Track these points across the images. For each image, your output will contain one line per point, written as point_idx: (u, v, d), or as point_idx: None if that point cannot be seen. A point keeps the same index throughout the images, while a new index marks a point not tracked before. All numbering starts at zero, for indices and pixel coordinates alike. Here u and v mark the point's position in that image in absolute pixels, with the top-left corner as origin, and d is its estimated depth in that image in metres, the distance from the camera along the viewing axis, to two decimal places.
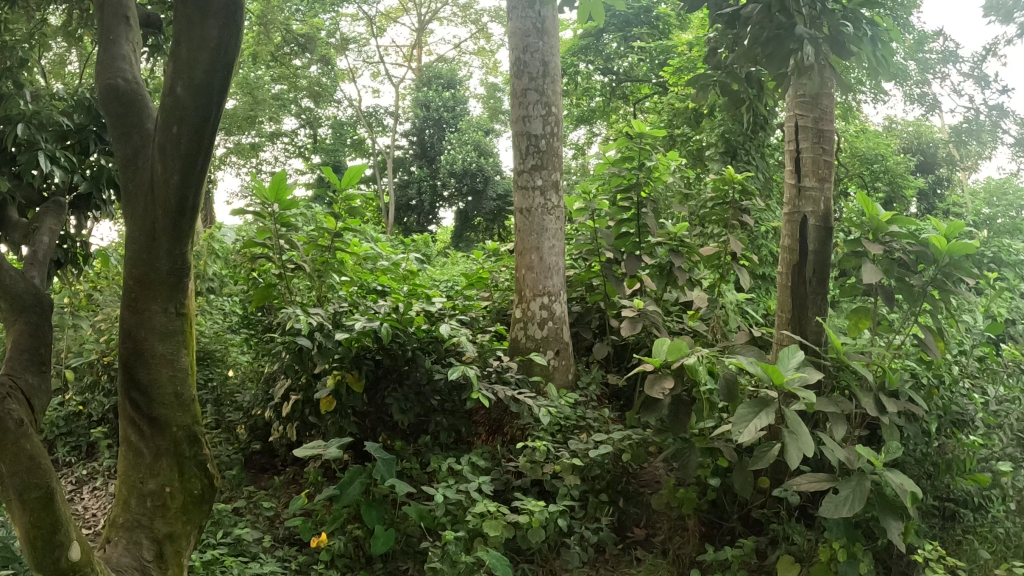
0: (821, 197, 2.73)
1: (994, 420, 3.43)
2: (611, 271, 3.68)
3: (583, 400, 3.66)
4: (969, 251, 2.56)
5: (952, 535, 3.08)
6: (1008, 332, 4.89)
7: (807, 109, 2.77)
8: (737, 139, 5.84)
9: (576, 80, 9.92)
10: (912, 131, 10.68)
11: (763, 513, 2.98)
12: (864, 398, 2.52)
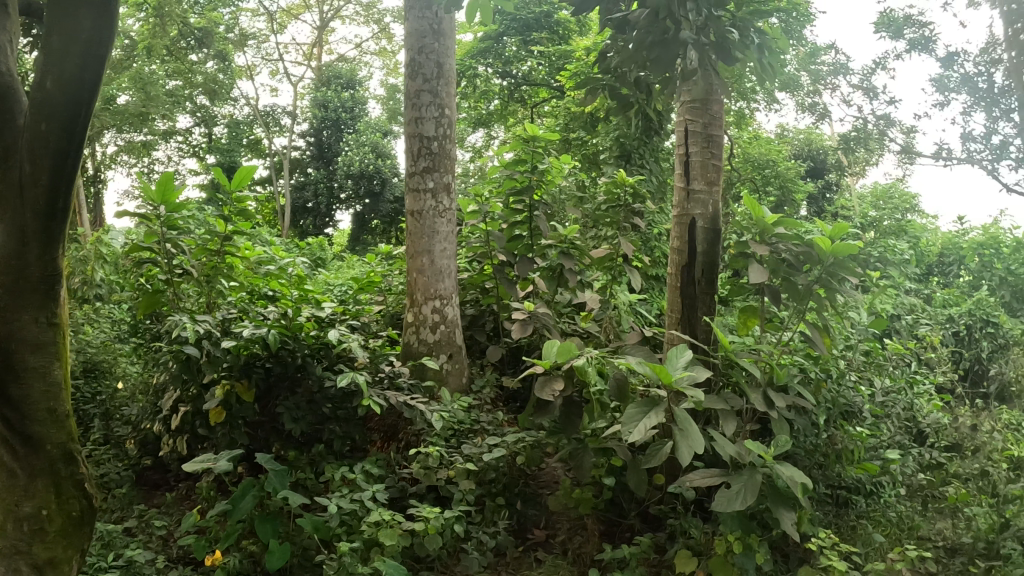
0: (709, 201, 2.80)
1: (882, 411, 3.57)
2: (503, 274, 3.88)
3: (476, 404, 3.69)
4: (853, 252, 2.62)
5: (847, 522, 3.19)
6: (893, 326, 5.14)
7: (697, 114, 2.83)
8: (631, 144, 5.95)
9: (475, 83, 10.02)
10: (803, 138, 11.69)
11: (660, 509, 3.03)
12: (753, 395, 2.56)
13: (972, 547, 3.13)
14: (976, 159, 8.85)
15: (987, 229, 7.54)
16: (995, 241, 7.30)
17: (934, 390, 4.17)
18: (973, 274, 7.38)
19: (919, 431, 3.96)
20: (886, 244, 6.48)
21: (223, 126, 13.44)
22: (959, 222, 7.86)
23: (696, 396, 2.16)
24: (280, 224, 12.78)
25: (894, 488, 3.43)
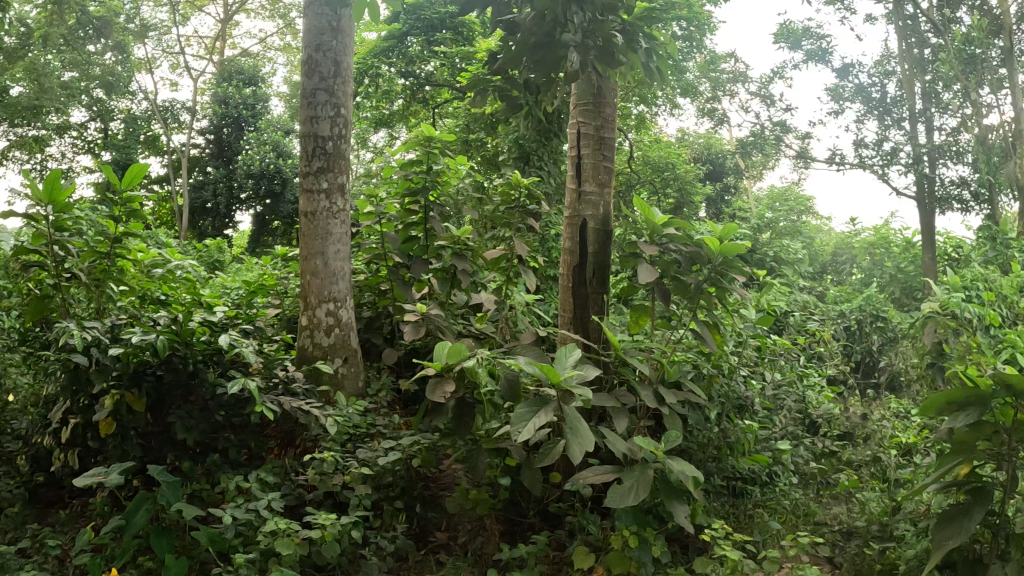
0: (599, 203, 2.93)
1: (771, 404, 3.74)
2: (398, 274, 3.88)
3: (373, 407, 3.67)
4: (739, 251, 2.73)
5: (744, 511, 3.31)
6: (782, 321, 5.40)
7: (590, 117, 2.95)
8: (530, 146, 6.00)
9: (377, 82, 9.82)
10: (703, 142, 12.30)
11: (559, 506, 3.09)
12: (643, 391, 2.64)
13: (867, 529, 3.20)
14: (868, 164, 9.38)
15: (876, 229, 7.97)
16: (886, 241, 7.75)
17: (823, 381, 4.38)
18: (864, 272, 7.88)
19: (812, 421, 4.13)
20: (782, 246, 7.04)
21: (119, 120, 12.82)
22: (852, 223, 8.29)
23: (582, 393, 2.28)
24: (177, 225, 12.25)
25: (786, 477, 3.57)
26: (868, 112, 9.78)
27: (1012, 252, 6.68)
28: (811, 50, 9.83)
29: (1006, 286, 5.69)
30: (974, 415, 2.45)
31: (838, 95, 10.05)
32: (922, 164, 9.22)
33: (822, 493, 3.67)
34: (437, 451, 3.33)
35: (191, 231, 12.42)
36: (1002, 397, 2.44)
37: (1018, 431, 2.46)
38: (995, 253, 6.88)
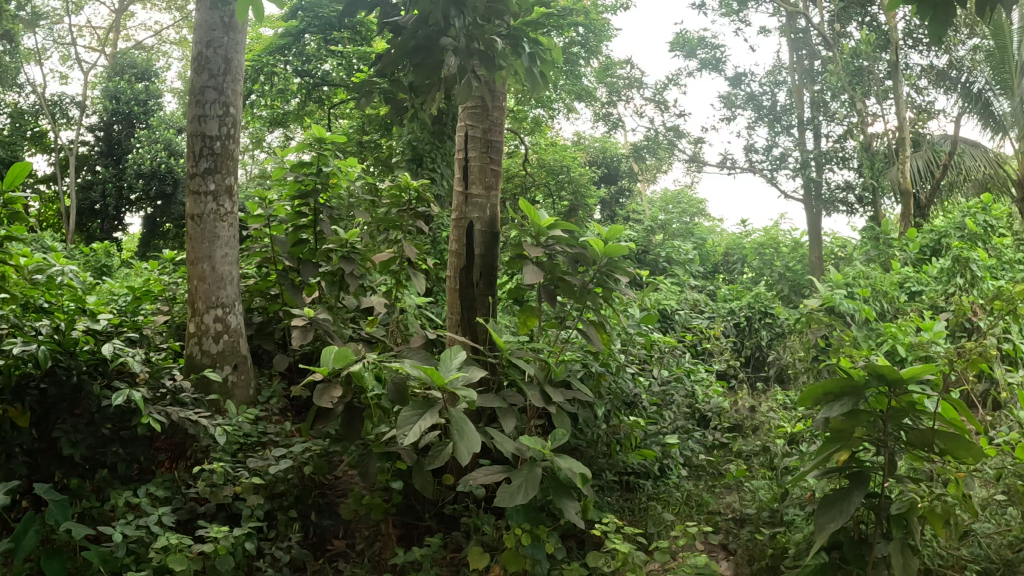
0: (485, 205, 3.16)
1: (658, 400, 3.89)
2: (287, 279, 3.80)
3: (264, 415, 3.61)
4: (621, 252, 2.84)
5: (640, 504, 3.40)
6: (666, 317, 5.68)
7: (478, 121, 3.19)
8: (424, 148, 6.39)
9: (273, 80, 9.56)
10: (598, 147, 12.38)
11: (455, 508, 3.10)
12: (529, 390, 2.74)
13: (758, 516, 3.34)
14: (758, 169, 9.87)
15: (767, 230, 8.39)
16: (775, 241, 8.18)
17: (711, 376, 4.57)
18: (755, 272, 8.15)
19: (703, 415, 4.24)
20: (674, 247, 7.95)
21: (3, 113, 12.01)
22: (743, 225, 8.67)
23: (466, 395, 2.39)
24: (63, 228, 11.55)
25: (675, 469, 3.67)
26: (759, 119, 10.39)
27: (891, 251, 7.14)
28: (705, 58, 10.26)
29: (883, 282, 6.07)
30: (849, 403, 2.58)
31: (731, 103, 10.57)
32: (809, 168, 9.84)
33: (714, 484, 3.80)
34: (329, 457, 3.27)
35: (79, 233, 11.74)
36: (873, 386, 2.57)
37: (892, 419, 2.62)
38: (876, 252, 7.33)
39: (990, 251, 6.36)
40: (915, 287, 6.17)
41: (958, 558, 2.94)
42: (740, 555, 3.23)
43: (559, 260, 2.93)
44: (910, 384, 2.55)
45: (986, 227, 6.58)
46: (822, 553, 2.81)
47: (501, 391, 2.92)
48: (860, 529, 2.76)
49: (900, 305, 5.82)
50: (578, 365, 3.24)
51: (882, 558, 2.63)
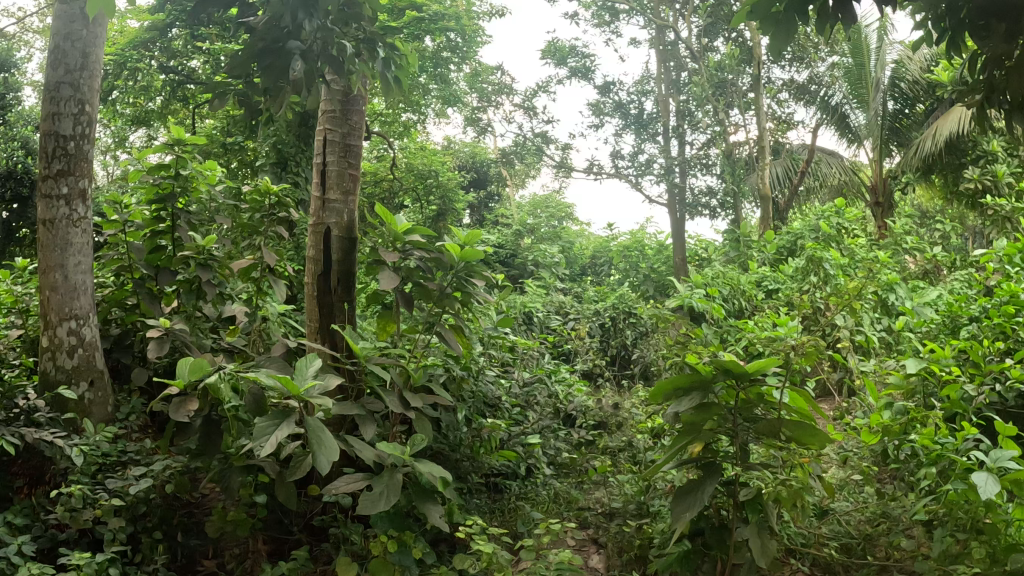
0: (343, 210, 3.26)
1: (517, 402, 4.01)
2: (143, 287, 3.66)
3: (126, 433, 3.38)
4: (475, 256, 2.98)
5: (508, 506, 3.50)
6: (533, 318, 5.89)
7: (336, 125, 3.32)
8: (289, 151, 6.28)
9: (134, 75, 8.98)
10: (467, 152, 12.42)
11: (322, 520, 3.03)
12: (389, 397, 2.85)
13: (625, 509, 3.47)
14: (624, 175, 10.22)
15: (633, 233, 8.79)
16: (639, 244, 8.60)
17: (569, 376, 4.72)
18: (621, 273, 8.49)
19: (569, 414, 4.35)
20: (541, 250, 8.44)
21: None
22: (609, 229, 9.02)
23: (321, 402, 2.44)
24: None
25: (536, 467, 3.80)
26: (626, 126, 10.83)
27: (750, 252, 7.60)
28: (575, 66, 10.60)
29: (741, 281, 6.50)
30: (696, 398, 2.72)
31: (600, 110, 10.94)
32: (673, 174, 10.27)
33: (581, 482, 3.86)
34: (190, 474, 3.11)
35: None
36: (720, 380, 2.72)
37: (743, 411, 2.77)
38: (736, 253, 7.81)
39: (841, 252, 6.84)
40: (772, 285, 6.60)
41: (819, 536, 3.10)
42: (609, 548, 3.33)
43: (413, 265, 3.05)
44: (754, 378, 2.70)
45: (837, 229, 7.02)
46: (683, 540, 2.97)
47: (361, 398, 2.98)
48: (720, 514, 2.90)
49: (758, 302, 6.25)
50: (441, 368, 3.35)
51: (742, 541, 2.81)
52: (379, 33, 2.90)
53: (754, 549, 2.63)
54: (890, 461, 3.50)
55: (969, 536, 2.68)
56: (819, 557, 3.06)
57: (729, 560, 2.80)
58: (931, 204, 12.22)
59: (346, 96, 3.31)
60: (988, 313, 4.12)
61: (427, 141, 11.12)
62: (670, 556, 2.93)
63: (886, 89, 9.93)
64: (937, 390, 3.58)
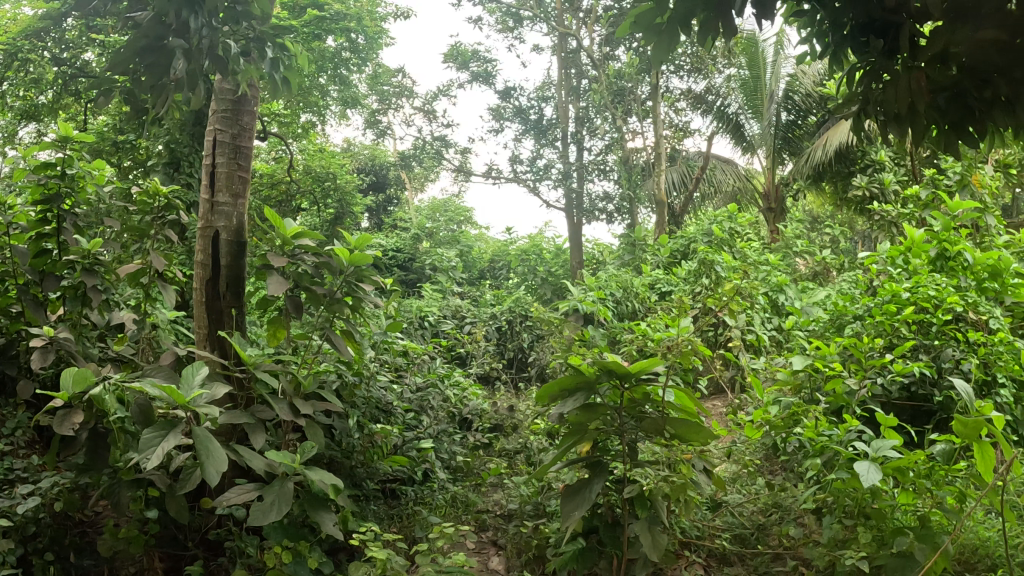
0: (232, 213, 3.19)
1: (410, 407, 4.00)
2: (28, 294, 3.45)
3: (9, 450, 3.18)
4: (365, 259, 3.02)
5: (404, 511, 3.49)
6: (430, 322, 5.97)
7: (227, 125, 3.23)
8: (183, 150, 6.06)
9: (16, 65, 8.42)
10: (367, 155, 12.72)
11: (215, 533, 2.93)
12: (278, 405, 2.85)
13: (522, 510, 3.53)
14: (522, 178, 10.89)
15: (531, 237, 8.93)
16: (536, 246, 8.75)
17: (463, 380, 4.76)
18: (519, 277, 8.54)
19: (466, 417, 4.52)
20: (438, 255, 8.75)
21: None
22: (508, 233, 9.14)
23: (207, 412, 2.37)
24: None
25: (432, 472, 3.82)
26: (525, 131, 11.01)
27: (643, 255, 7.88)
28: (477, 71, 10.73)
29: (635, 284, 6.74)
30: (581, 398, 2.78)
31: (501, 115, 11.06)
32: (571, 179, 10.60)
33: (480, 484, 4.02)
34: (81, 491, 2.96)
35: None
36: (604, 381, 2.78)
37: (629, 410, 2.87)
38: (631, 256, 8.07)
39: (733, 255, 7.16)
40: (666, 287, 6.86)
41: (713, 528, 3.29)
42: (511, 550, 3.40)
43: (302, 270, 3.03)
44: (638, 378, 2.78)
45: (729, 233, 7.36)
46: (579, 538, 3.04)
47: (251, 406, 2.97)
48: (614, 512, 3.03)
49: (649, 302, 6.49)
50: (333, 374, 3.38)
51: (635, 536, 2.93)
52: (270, 34, 2.86)
53: (643, 542, 2.75)
54: (784, 452, 3.69)
55: (857, 522, 2.79)
56: (713, 548, 3.23)
57: (624, 555, 2.90)
58: (819, 208, 12.95)
59: (237, 96, 3.24)
60: (872, 312, 4.36)
61: (327, 143, 10.98)
62: (565, 555, 2.95)
63: (780, 100, 10.43)
64: (821, 384, 3.78)
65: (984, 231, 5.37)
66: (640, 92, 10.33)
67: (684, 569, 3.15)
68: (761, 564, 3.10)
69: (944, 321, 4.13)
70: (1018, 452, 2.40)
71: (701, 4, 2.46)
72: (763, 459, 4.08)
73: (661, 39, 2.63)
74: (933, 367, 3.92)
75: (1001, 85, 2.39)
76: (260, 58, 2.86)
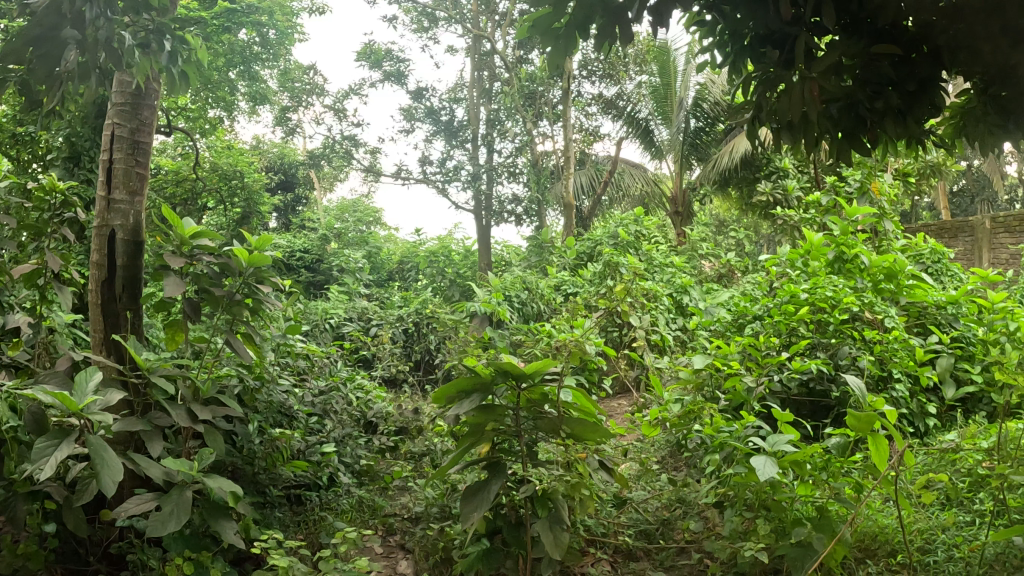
0: (129, 211, 3.22)
1: (311, 412, 4.04)
2: None
3: None
4: (264, 261, 3.23)
5: (310, 517, 3.54)
6: (334, 327, 6.03)
7: (126, 118, 3.24)
8: (83, 145, 5.79)
9: None
10: (276, 153, 12.60)
11: (116, 546, 2.82)
12: (175, 411, 2.94)
13: (428, 513, 3.59)
14: (431, 179, 10.90)
15: (440, 239, 8.85)
16: (445, 250, 8.59)
17: (368, 383, 4.81)
18: (427, 279, 8.48)
19: (370, 421, 4.55)
20: (344, 257, 8.85)
21: None
22: (417, 234, 9.10)
23: (102, 419, 2.33)
24: None
25: (337, 476, 3.85)
26: (436, 132, 10.88)
27: (549, 257, 8.01)
28: (390, 71, 10.70)
29: (539, 286, 6.89)
30: (476, 399, 2.75)
31: (411, 115, 10.96)
32: (481, 181, 10.58)
33: (385, 488, 4.02)
34: None
35: None
36: (500, 382, 2.76)
37: (528, 407, 2.83)
38: (537, 258, 8.16)
39: (638, 257, 7.38)
40: (571, 288, 7.02)
41: (617, 525, 3.40)
42: (418, 553, 3.39)
43: (201, 270, 3.20)
44: (535, 378, 2.75)
45: (634, 236, 7.62)
46: (484, 539, 3.00)
47: (148, 412, 3.05)
48: (518, 512, 3.00)
49: (554, 303, 6.65)
50: (235, 378, 3.48)
51: (538, 536, 2.91)
52: (171, 25, 2.83)
53: (543, 543, 2.70)
54: (688, 448, 3.81)
55: (757, 514, 2.86)
56: (619, 545, 3.32)
57: (528, 554, 2.87)
58: (725, 213, 13.50)
59: (137, 91, 3.25)
60: (771, 312, 4.56)
61: (235, 140, 10.69)
62: (471, 556, 2.93)
63: (688, 107, 10.67)
64: (722, 382, 3.92)
65: (881, 236, 5.64)
66: (552, 96, 10.68)
67: (590, 566, 3.22)
68: (666, 558, 3.19)
69: (841, 320, 4.35)
70: (907, 443, 2.50)
71: (600, 9, 2.49)
72: (668, 455, 4.17)
73: (558, 43, 2.65)
74: (830, 364, 4.11)
75: (891, 97, 2.56)
76: (159, 49, 2.82)
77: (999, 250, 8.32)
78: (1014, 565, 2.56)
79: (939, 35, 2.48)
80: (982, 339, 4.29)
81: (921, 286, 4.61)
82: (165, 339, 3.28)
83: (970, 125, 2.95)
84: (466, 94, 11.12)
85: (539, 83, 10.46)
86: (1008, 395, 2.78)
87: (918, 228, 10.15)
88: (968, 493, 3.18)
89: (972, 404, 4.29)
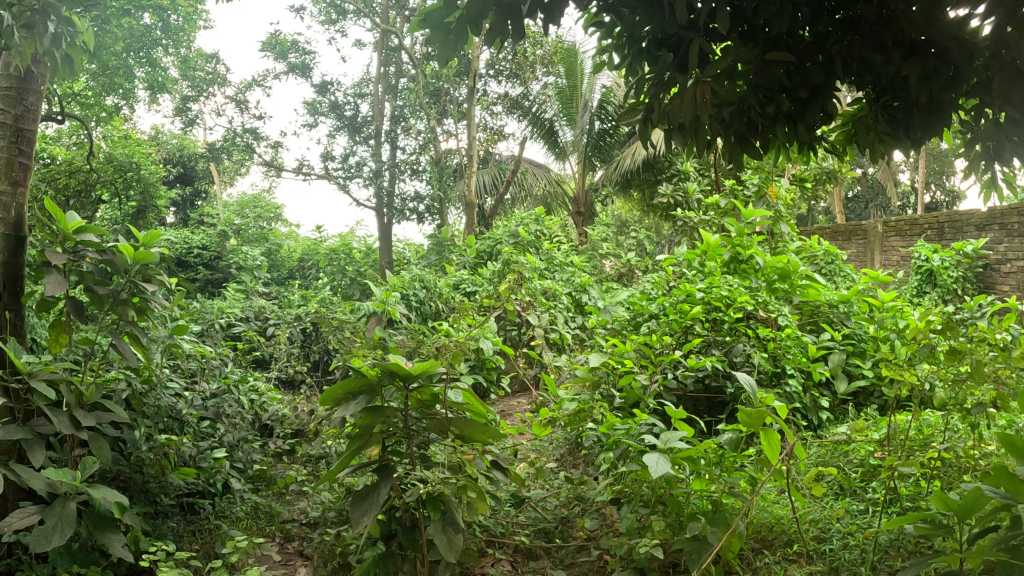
0: (12, 204, 3.09)
1: (203, 416, 3.84)
2: None
3: None
4: (149, 259, 3.06)
5: (204, 525, 3.42)
6: (225, 326, 5.86)
7: (9, 105, 3.14)
8: None
9: None
10: (175, 144, 12.11)
11: (4, 563, 2.73)
12: (58, 418, 2.77)
13: (327, 517, 3.52)
14: (333, 175, 10.64)
15: (341, 236, 8.66)
16: (346, 247, 8.44)
17: (263, 385, 4.66)
18: (327, 276, 8.29)
19: (265, 424, 4.48)
20: (242, 254, 8.46)
21: None
22: (317, 231, 8.86)
23: None
24: None
25: (231, 482, 3.72)
26: (339, 128, 10.65)
27: (450, 256, 7.93)
28: (294, 63, 10.42)
29: (438, 285, 6.81)
30: (362, 402, 2.62)
31: (315, 109, 10.65)
32: (382, 178, 10.38)
33: (281, 494, 3.96)
34: None
35: None
36: (387, 383, 2.65)
37: (416, 408, 2.76)
38: (436, 256, 7.98)
39: (539, 256, 7.51)
40: (470, 287, 6.95)
41: (516, 525, 3.40)
42: (317, 559, 3.30)
43: (86, 269, 3.03)
44: (423, 378, 2.67)
45: (534, 235, 7.70)
46: (379, 544, 2.92)
47: (30, 419, 2.87)
48: (412, 515, 2.88)
49: (451, 301, 6.57)
50: (123, 383, 3.37)
51: (431, 539, 2.80)
52: (56, 5, 2.96)
53: (437, 546, 2.60)
54: (584, 449, 3.82)
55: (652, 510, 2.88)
56: (517, 544, 3.33)
57: (424, 557, 2.79)
58: (628, 214, 13.82)
59: (21, 74, 3.15)
60: (667, 310, 4.69)
61: (130, 127, 10.11)
62: (366, 561, 2.86)
63: (593, 110, 10.84)
64: (617, 380, 3.91)
65: (777, 238, 5.80)
66: (457, 94, 10.83)
67: (490, 566, 3.24)
68: (565, 556, 3.23)
69: (735, 318, 4.51)
70: (797, 437, 2.51)
71: (493, 5, 2.45)
72: (566, 453, 4.21)
73: (448, 39, 2.59)
74: (724, 362, 4.25)
75: (782, 103, 2.56)
76: (43, 30, 2.93)
77: (888, 252, 8.83)
78: (907, 550, 2.74)
79: (833, 44, 2.55)
80: (874, 336, 4.51)
81: (813, 286, 4.83)
82: (48, 341, 3.06)
83: (861, 132, 3.09)
84: (370, 88, 10.90)
85: (445, 81, 10.59)
86: (896, 390, 2.93)
87: (814, 229, 10.64)
88: (860, 483, 3.32)
89: (861, 398, 4.53)
